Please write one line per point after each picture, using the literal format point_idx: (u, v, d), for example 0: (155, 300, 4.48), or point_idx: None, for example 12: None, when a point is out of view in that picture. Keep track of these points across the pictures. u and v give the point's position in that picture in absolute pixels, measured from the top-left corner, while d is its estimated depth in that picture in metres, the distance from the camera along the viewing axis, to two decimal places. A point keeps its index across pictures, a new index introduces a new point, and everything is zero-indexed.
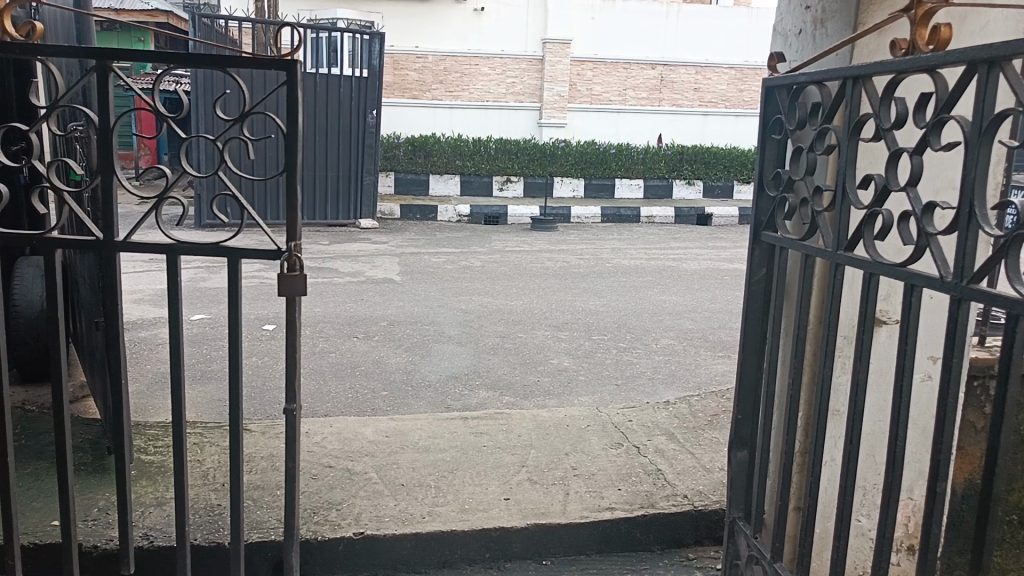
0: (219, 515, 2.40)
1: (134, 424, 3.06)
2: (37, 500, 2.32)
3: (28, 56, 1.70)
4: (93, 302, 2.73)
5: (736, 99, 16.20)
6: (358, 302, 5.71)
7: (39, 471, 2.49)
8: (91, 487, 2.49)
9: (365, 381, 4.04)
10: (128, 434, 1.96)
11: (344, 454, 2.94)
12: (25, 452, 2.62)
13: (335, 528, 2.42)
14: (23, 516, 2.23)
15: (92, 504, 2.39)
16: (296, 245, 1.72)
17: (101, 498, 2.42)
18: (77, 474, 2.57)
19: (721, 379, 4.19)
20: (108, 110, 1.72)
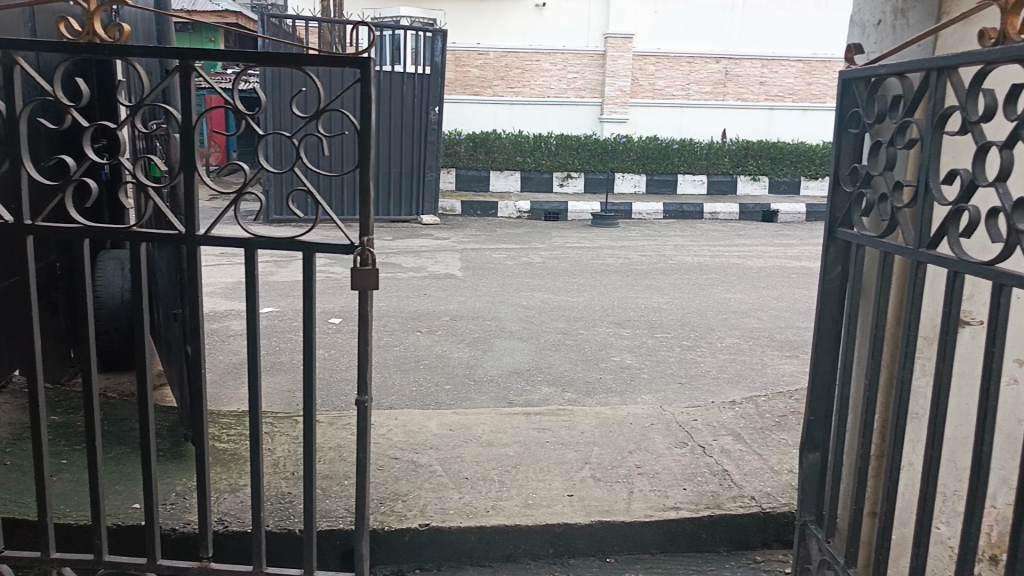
0: (290, 503, 2.46)
1: (209, 413, 3.16)
2: (120, 484, 2.42)
3: (116, 57, 1.76)
4: (171, 294, 2.82)
5: (803, 93, 15.77)
6: (420, 297, 5.78)
7: (122, 456, 2.60)
8: (171, 473, 2.59)
9: (428, 375, 4.09)
10: (208, 424, 2.02)
11: (409, 447, 2.98)
12: (108, 438, 2.73)
13: (402, 519, 2.45)
14: (107, 499, 2.33)
15: (171, 489, 2.48)
16: (369, 240, 1.74)
17: (179, 484, 2.51)
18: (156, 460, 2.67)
19: (789, 380, 4.09)
20: (189, 108, 1.77)
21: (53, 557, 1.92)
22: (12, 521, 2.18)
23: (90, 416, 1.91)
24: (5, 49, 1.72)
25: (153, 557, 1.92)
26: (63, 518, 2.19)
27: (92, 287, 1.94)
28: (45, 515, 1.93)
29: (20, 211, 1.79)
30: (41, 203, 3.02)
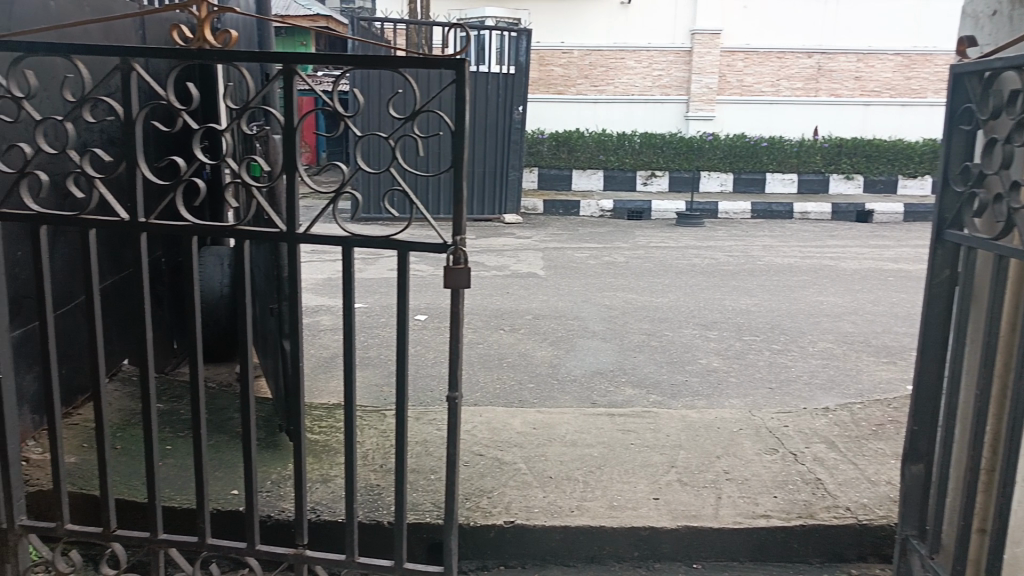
0: (379, 495, 2.52)
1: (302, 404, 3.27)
2: (221, 470, 2.53)
3: (225, 63, 1.83)
4: (269, 289, 2.92)
5: (902, 88, 15.10)
6: (504, 295, 5.82)
7: (223, 443, 2.72)
8: (267, 462, 2.69)
9: (512, 373, 4.11)
10: (305, 415, 2.09)
11: (493, 444, 3.00)
12: (209, 426, 2.86)
13: (487, 515, 2.47)
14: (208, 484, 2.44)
15: (267, 476, 2.58)
16: (461, 239, 1.76)
17: (274, 472, 2.61)
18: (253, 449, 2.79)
19: (886, 387, 3.92)
20: (291, 111, 1.82)
21: (160, 538, 2.02)
22: (125, 502, 2.30)
23: (196, 404, 2.00)
24: (125, 56, 1.80)
25: (252, 543, 1.99)
26: (170, 501, 2.30)
27: (198, 281, 2.03)
28: (154, 497, 2.03)
29: (134, 209, 1.88)
30: (151, 202, 3.17)
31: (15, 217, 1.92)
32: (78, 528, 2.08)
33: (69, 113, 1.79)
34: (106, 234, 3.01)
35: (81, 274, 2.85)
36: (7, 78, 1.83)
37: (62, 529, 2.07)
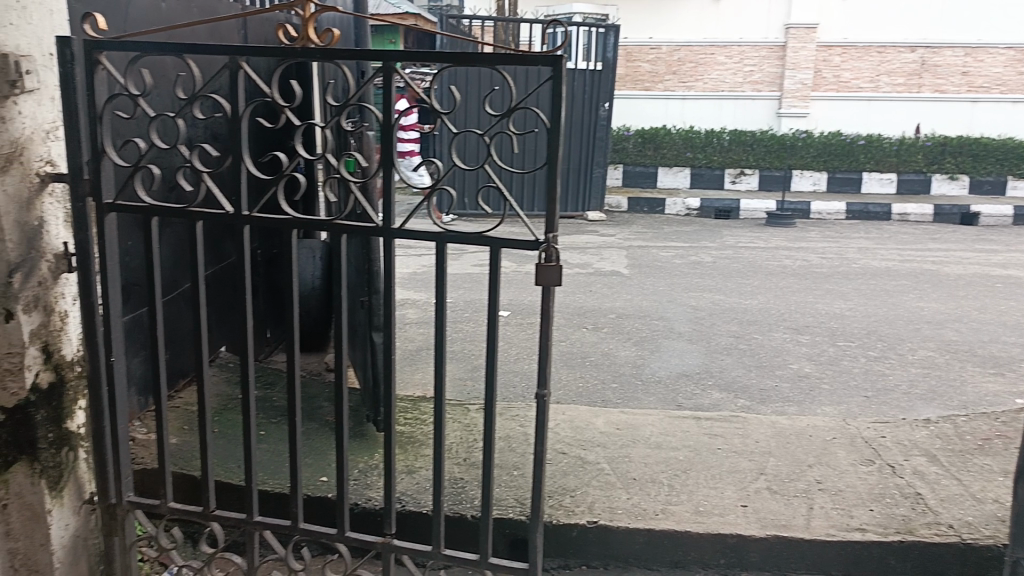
0: (464, 488, 2.55)
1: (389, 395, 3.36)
2: (315, 455, 2.62)
3: (327, 61, 1.86)
4: (360, 283, 2.98)
5: (1015, 83, 14.24)
6: (588, 293, 5.79)
7: (316, 429, 2.82)
8: (357, 451, 2.78)
9: (596, 372, 4.08)
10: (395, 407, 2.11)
11: (576, 443, 2.99)
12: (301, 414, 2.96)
13: (570, 514, 2.46)
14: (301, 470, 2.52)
15: (357, 465, 2.66)
16: (554, 236, 1.75)
17: (364, 461, 2.69)
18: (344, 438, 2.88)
19: (994, 400, 3.71)
20: (390, 108, 1.84)
21: (256, 520, 2.08)
22: (223, 483, 2.40)
23: (292, 393, 2.05)
24: (233, 55, 1.86)
25: (342, 529, 2.04)
26: (266, 485, 2.38)
27: (296, 271, 2.09)
28: (251, 481, 2.10)
29: (240, 203, 1.95)
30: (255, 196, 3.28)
31: (130, 208, 2.00)
32: (180, 506, 2.18)
33: (180, 110, 1.86)
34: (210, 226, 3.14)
35: (186, 264, 2.97)
36: (124, 77, 1.90)
37: (165, 507, 2.17)
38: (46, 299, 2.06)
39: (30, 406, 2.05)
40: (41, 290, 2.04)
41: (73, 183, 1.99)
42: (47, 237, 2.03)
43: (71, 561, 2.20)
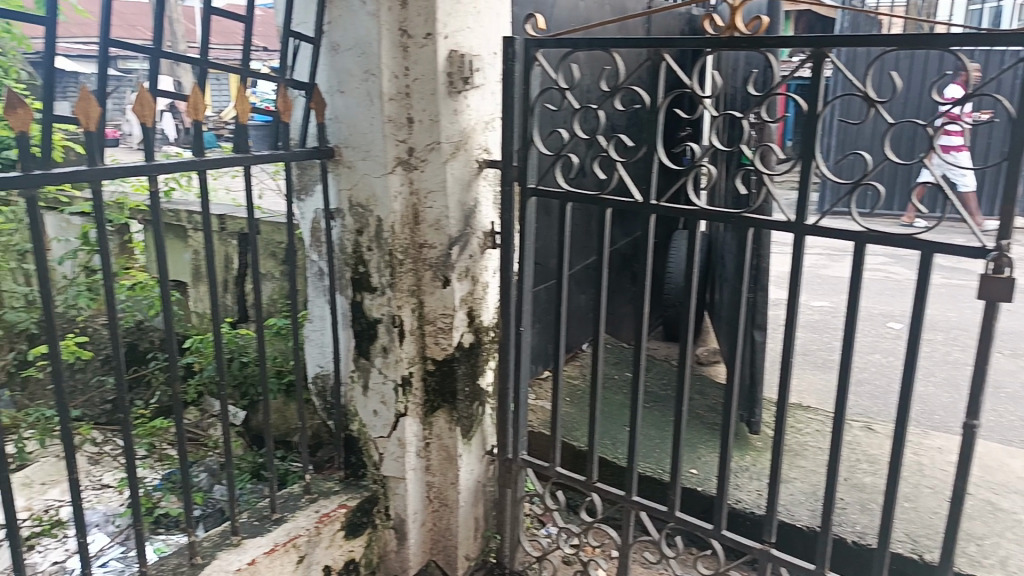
0: (846, 513, 2.39)
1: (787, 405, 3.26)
2: (701, 448, 2.89)
3: (753, 49, 1.75)
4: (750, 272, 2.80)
5: None
6: (1004, 312, 4.97)
7: (708, 424, 3.10)
8: (708, 441, 2.96)
9: (1013, 405, 3.49)
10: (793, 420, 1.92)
11: (986, 484, 2.58)
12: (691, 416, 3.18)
13: (977, 566, 2.13)
14: (696, 461, 2.79)
15: (745, 451, 2.85)
16: (1008, 245, 1.49)
17: (748, 452, 2.85)
18: (701, 429, 3.07)
19: None
20: (819, 96, 1.67)
21: (634, 498, 2.14)
22: (609, 462, 2.66)
23: (682, 380, 2.01)
24: (657, 46, 1.86)
25: (719, 526, 2.00)
26: (647, 469, 2.63)
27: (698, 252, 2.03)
28: (632, 460, 2.15)
29: (648, 192, 1.96)
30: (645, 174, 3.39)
31: (548, 193, 2.14)
32: (565, 472, 2.33)
33: (602, 102, 1.91)
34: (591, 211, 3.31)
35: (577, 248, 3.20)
36: (555, 71, 2.01)
37: (552, 470, 2.33)
38: (474, 270, 2.34)
39: (454, 361, 2.37)
40: (471, 262, 2.32)
41: (505, 169, 2.20)
42: (478, 217, 2.31)
43: (473, 502, 2.52)
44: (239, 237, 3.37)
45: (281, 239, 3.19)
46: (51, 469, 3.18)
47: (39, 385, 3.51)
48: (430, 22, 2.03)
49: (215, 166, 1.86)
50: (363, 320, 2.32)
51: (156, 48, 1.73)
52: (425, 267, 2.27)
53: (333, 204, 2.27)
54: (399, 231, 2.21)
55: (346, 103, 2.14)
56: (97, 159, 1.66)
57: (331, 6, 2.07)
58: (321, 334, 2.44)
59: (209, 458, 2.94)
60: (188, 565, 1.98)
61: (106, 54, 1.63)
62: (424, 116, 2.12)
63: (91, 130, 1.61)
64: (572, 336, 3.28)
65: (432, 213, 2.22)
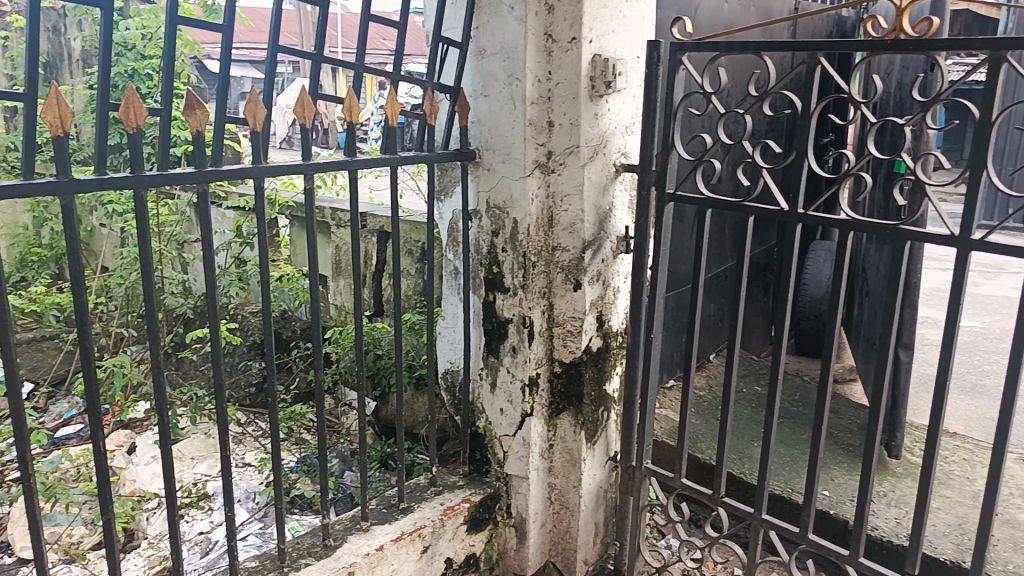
0: (998, 550, 2.22)
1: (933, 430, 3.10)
2: (834, 469, 2.77)
3: (920, 53, 1.64)
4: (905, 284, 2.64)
5: None
6: None
7: (844, 445, 2.97)
8: (841, 463, 2.83)
9: None
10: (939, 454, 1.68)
11: None
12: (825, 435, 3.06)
13: None
14: (829, 483, 2.68)
15: (883, 476, 2.71)
16: None
17: (887, 478, 2.70)
18: (835, 449, 2.94)
19: None
20: (993, 102, 1.56)
21: (764, 517, 2.03)
22: (737, 478, 2.67)
23: (821, 400, 1.86)
24: (812, 49, 1.78)
25: (856, 553, 1.86)
26: (776, 488, 2.62)
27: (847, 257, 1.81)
28: (764, 478, 2.02)
29: (796, 200, 1.88)
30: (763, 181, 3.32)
31: (687, 198, 2.09)
32: (691, 483, 2.24)
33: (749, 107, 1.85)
34: (724, 218, 3.41)
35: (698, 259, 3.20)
36: (700, 75, 1.96)
37: (677, 482, 2.24)
38: (606, 275, 2.33)
39: (581, 364, 2.37)
40: (603, 266, 2.32)
41: (643, 174, 2.19)
42: (612, 222, 2.31)
43: (593, 507, 2.51)
44: (379, 234, 3.52)
45: (420, 238, 3.32)
46: (201, 445, 3.42)
47: (193, 366, 3.78)
48: (576, 26, 2.05)
49: (365, 166, 1.94)
50: (495, 320, 2.36)
51: (318, 54, 1.83)
52: (557, 270, 2.29)
53: (471, 205, 2.32)
54: (534, 233, 2.24)
55: (489, 107, 2.19)
56: (261, 157, 1.76)
57: (480, 12, 2.12)
58: (453, 331, 2.50)
59: (342, 444, 3.10)
60: (321, 546, 2.07)
61: (274, 59, 1.74)
62: (564, 121, 2.14)
63: (257, 131, 1.71)
64: (703, 346, 3.42)
65: (567, 217, 2.23)
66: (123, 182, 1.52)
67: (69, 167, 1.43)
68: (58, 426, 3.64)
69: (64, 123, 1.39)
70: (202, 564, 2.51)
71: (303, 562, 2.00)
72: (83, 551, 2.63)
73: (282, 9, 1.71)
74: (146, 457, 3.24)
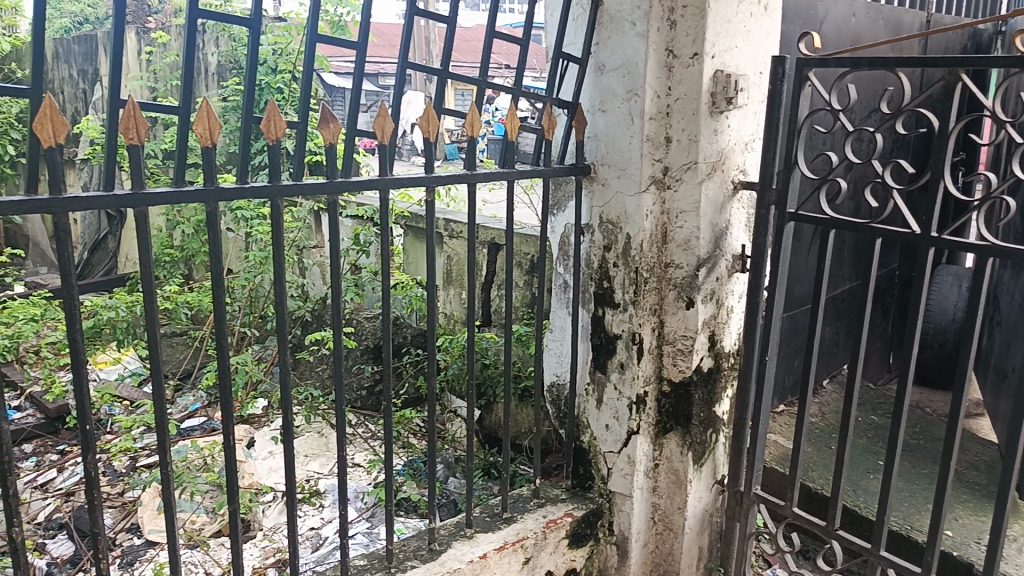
0: None
1: None
2: (960, 509, 2.62)
3: None
4: None
5: None
6: None
7: (971, 483, 2.80)
8: (967, 502, 2.67)
9: None
10: None
11: None
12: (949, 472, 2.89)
13: None
14: (955, 522, 2.53)
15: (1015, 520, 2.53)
16: None
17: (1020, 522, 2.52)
18: (960, 487, 2.77)
19: None
20: None
21: (882, 554, 1.90)
22: (852, 511, 2.57)
23: (952, 434, 1.75)
24: (953, 65, 1.68)
25: None
26: (895, 524, 2.49)
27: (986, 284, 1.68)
28: (884, 513, 1.90)
29: (930, 223, 1.78)
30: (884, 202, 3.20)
31: (809, 218, 2.01)
32: (803, 513, 2.13)
33: (881, 125, 1.77)
34: (843, 240, 3.28)
35: (814, 283, 3.10)
36: (829, 92, 1.89)
37: (788, 510, 2.14)
38: (720, 293, 2.29)
39: (691, 384, 2.33)
40: (718, 284, 2.28)
41: (762, 191, 2.13)
42: (729, 241, 2.27)
43: (698, 531, 2.46)
44: (490, 246, 3.58)
45: (530, 251, 3.36)
46: (314, 443, 3.56)
47: (310, 367, 3.95)
48: (698, 42, 2.03)
49: (483, 179, 1.98)
50: (603, 335, 2.35)
51: (443, 69, 1.89)
52: (669, 287, 2.26)
53: (584, 220, 2.33)
54: (647, 250, 2.22)
55: (607, 122, 2.20)
56: (387, 169, 1.83)
57: (601, 28, 2.14)
58: (560, 344, 2.51)
59: (447, 450, 3.17)
60: (427, 550, 2.11)
61: (402, 75, 1.80)
62: (682, 137, 2.11)
63: (385, 143, 1.77)
64: (818, 371, 3.31)
65: (682, 233, 2.20)
66: (261, 190, 1.61)
67: (215, 175, 1.52)
68: (184, 417, 3.88)
69: (213, 135, 1.48)
70: (314, 559, 2.61)
71: (410, 564, 2.04)
72: (205, 538, 2.79)
73: (411, 26, 1.78)
74: (263, 452, 3.41)
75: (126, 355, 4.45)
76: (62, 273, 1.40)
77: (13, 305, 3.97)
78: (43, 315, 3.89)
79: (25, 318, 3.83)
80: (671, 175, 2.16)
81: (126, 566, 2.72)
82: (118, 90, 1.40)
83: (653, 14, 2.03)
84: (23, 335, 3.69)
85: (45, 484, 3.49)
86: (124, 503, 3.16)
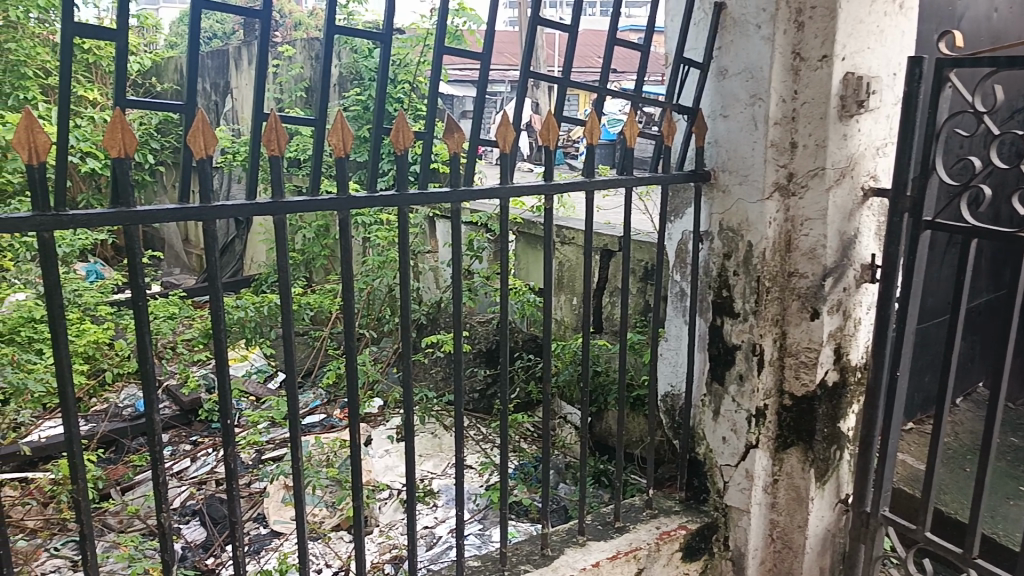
0: None
1: None
2: None
3: None
4: None
5: None
6: None
7: None
8: None
9: None
10: None
11: None
12: None
13: None
14: None
15: None
16: None
17: None
18: None
19: None
20: None
21: None
22: (990, 539, 2.40)
23: None
24: None
25: None
26: None
27: None
28: None
29: None
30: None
31: (948, 227, 1.89)
32: (938, 539, 2.00)
33: None
34: (982, 248, 3.08)
35: (949, 294, 2.93)
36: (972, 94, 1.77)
37: (920, 535, 2.02)
38: (847, 304, 2.19)
39: (815, 399, 2.23)
40: (845, 296, 2.18)
41: (896, 199, 2.03)
42: (857, 250, 2.17)
43: (820, 551, 2.37)
44: (604, 253, 3.58)
45: (646, 257, 3.33)
46: (428, 444, 3.65)
47: (424, 369, 4.05)
48: (828, 44, 1.95)
49: (602, 186, 1.98)
50: (722, 345, 2.30)
51: (564, 78, 1.90)
52: (792, 297, 2.19)
53: (704, 227, 2.29)
54: (770, 258, 2.15)
55: (729, 127, 2.15)
56: (508, 177, 1.86)
57: (724, 32, 2.10)
58: (676, 353, 2.47)
59: (558, 456, 3.19)
60: (539, 555, 2.12)
61: (524, 83, 1.83)
62: (809, 141, 2.04)
63: (506, 151, 1.80)
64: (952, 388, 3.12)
65: (808, 241, 2.13)
66: (389, 199, 1.67)
67: (347, 185, 1.58)
68: (307, 414, 4.07)
69: (346, 146, 1.55)
70: (429, 556, 2.69)
71: (523, 568, 2.06)
72: (326, 531, 2.91)
73: (533, 34, 1.80)
74: (380, 451, 3.53)
75: (253, 354, 4.70)
76: (209, 277, 1.48)
77: (154, 304, 4.27)
78: (179, 313, 4.17)
79: (164, 316, 4.12)
80: (796, 181, 2.09)
81: (255, 553, 2.88)
82: (261, 104, 1.47)
83: (779, 16, 1.97)
84: (162, 331, 3.97)
85: (180, 473, 3.74)
86: (252, 493, 3.34)
